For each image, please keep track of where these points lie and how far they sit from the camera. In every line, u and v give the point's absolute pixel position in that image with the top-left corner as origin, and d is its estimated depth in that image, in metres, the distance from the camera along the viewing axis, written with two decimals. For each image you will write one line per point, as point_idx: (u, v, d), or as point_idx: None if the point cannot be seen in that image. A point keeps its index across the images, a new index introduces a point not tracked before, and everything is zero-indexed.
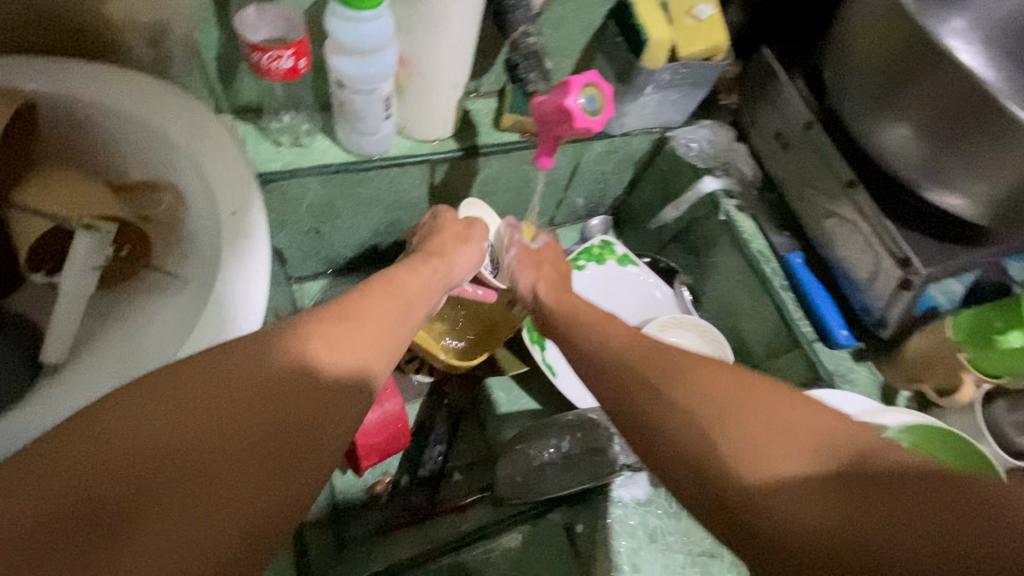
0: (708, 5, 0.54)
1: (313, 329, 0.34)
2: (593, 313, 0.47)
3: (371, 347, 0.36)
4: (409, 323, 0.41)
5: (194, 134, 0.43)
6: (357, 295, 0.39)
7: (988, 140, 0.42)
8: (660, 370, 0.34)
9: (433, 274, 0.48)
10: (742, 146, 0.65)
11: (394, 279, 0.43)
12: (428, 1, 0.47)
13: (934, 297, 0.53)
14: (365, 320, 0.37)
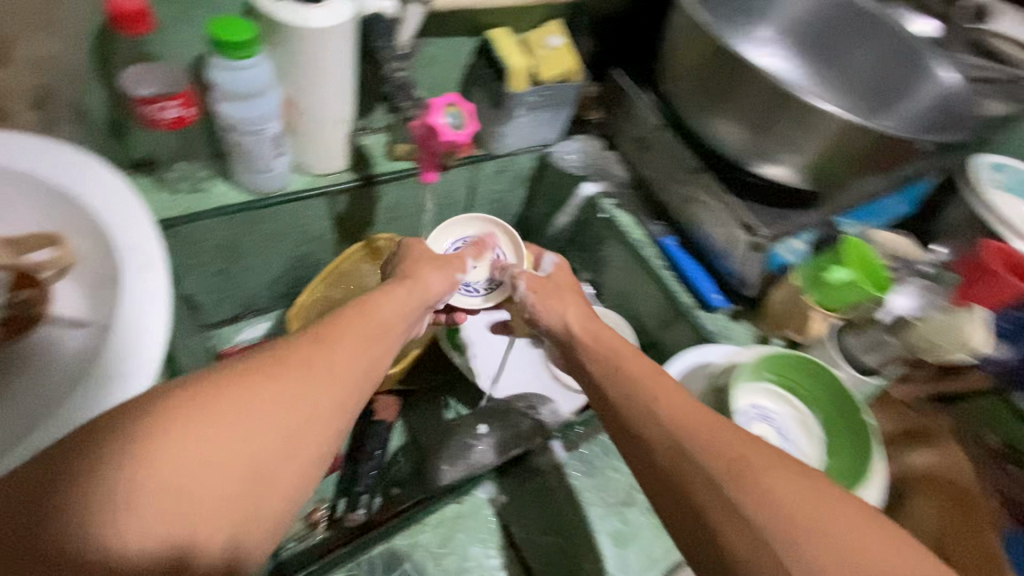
0: (557, 37, 0.71)
1: (303, 359, 0.37)
2: (637, 361, 0.46)
3: (357, 372, 0.39)
4: (387, 344, 0.44)
5: (90, 182, 0.46)
6: (343, 322, 0.41)
7: (790, 121, 0.61)
8: (705, 442, 0.37)
9: (412, 293, 0.51)
10: (612, 154, 0.83)
11: (379, 302, 0.46)
12: (302, 50, 0.52)
13: (783, 255, 0.70)
14: (341, 343, 0.40)
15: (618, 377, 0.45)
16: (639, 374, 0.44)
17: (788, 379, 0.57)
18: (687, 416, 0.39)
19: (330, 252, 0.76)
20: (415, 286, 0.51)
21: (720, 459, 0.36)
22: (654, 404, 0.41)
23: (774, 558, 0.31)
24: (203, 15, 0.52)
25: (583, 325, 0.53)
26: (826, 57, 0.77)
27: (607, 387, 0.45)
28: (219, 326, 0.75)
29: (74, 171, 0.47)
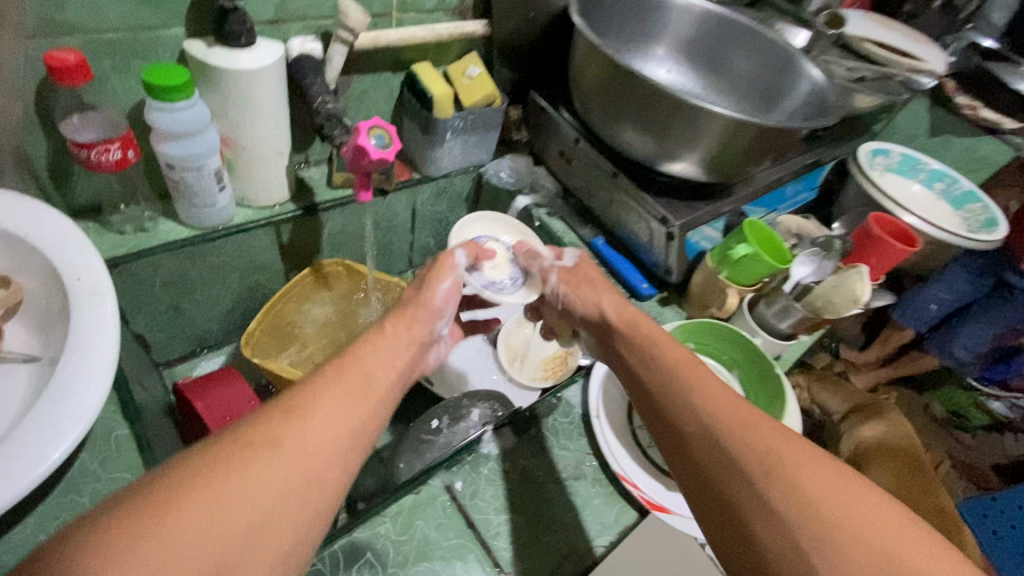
0: (475, 67, 0.77)
1: (281, 434, 0.37)
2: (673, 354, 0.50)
3: (339, 441, 0.39)
4: (373, 399, 0.43)
5: (35, 221, 0.49)
6: (317, 386, 0.41)
7: (685, 122, 0.69)
8: (739, 442, 0.41)
9: (404, 333, 0.50)
10: (541, 169, 0.91)
11: (367, 360, 0.46)
12: (235, 89, 0.57)
13: (698, 242, 0.78)
14: (322, 412, 0.39)
15: (656, 372, 0.48)
16: (678, 368, 0.48)
17: (706, 344, 0.63)
18: (732, 423, 0.42)
19: (280, 281, 0.80)
20: (406, 330, 0.51)
21: (752, 453, 0.40)
22: (694, 395, 0.45)
23: (800, 550, 0.36)
24: (140, 65, 0.56)
25: (620, 312, 0.56)
26: (714, 66, 0.89)
27: (646, 380, 0.49)
28: (172, 365, 0.77)
29: (17, 213, 0.49)
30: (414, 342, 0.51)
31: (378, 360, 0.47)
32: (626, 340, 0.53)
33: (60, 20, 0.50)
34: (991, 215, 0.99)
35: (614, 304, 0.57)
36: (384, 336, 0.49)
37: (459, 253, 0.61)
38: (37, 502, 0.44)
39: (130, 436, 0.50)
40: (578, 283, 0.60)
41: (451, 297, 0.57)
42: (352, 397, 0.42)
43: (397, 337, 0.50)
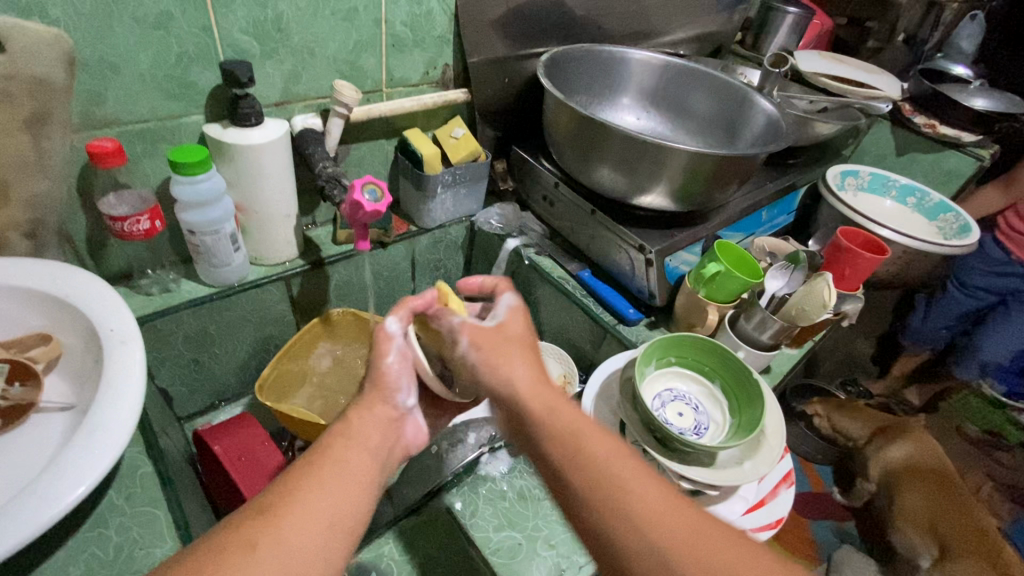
0: (460, 129, 0.86)
1: (256, 541, 0.36)
2: (574, 416, 0.45)
3: (322, 537, 0.38)
4: (361, 486, 0.42)
5: (74, 284, 0.56)
6: (303, 481, 0.41)
7: (650, 160, 0.76)
8: (654, 536, 0.38)
9: (381, 413, 0.49)
10: (528, 213, 0.98)
11: (344, 448, 0.45)
12: (248, 162, 0.66)
13: (679, 267, 0.83)
14: (301, 507, 0.39)
15: (579, 464, 0.42)
16: (607, 465, 0.41)
17: (687, 359, 0.67)
18: (654, 512, 0.39)
19: (290, 332, 0.88)
20: (377, 413, 0.49)
21: (670, 547, 0.38)
22: (623, 495, 0.40)
23: None
24: (166, 148, 0.65)
25: (532, 389, 0.47)
26: (678, 112, 0.98)
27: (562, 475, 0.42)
28: (193, 419, 0.83)
29: (60, 278, 0.56)
30: (387, 422, 0.49)
31: (364, 442, 0.46)
32: (536, 433, 0.45)
33: (99, 114, 0.59)
34: (965, 221, 1.02)
35: (523, 382, 0.48)
36: (366, 418, 0.48)
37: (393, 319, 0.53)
38: (68, 535, 0.48)
39: (152, 473, 0.54)
40: (491, 350, 0.50)
41: (405, 367, 0.52)
42: (327, 489, 0.41)
43: (373, 422, 0.48)
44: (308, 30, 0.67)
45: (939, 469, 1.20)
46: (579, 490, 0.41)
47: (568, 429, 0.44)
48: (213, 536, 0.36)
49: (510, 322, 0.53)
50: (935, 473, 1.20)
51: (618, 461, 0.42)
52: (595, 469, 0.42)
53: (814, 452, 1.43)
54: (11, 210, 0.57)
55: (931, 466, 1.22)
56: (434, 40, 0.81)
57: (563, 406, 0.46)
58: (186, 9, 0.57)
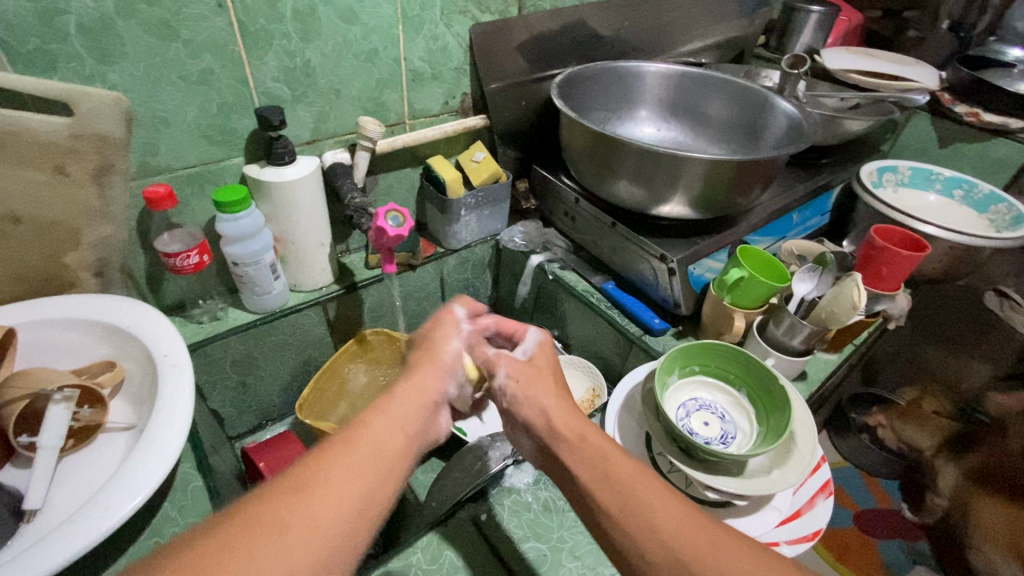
0: (480, 153, 0.90)
1: (290, 519, 0.36)
2: (598, 440, 0.48)
3: (354, 521, 0.38)
4: (394, 470, 0.43)
5: (133, 317, 0.62)
6: (337, 458, 0.41)
7: (666, 170, 0.76)
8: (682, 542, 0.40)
9: (422, 394, 0.50)
10: (551, 229, 1.00)
11: (380, 427, 0.45)
12: (284, 198, 0.72)
13: (703, 275, 0.82)
14: (336, 486, 0.39)
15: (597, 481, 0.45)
16: (627, 481, 0.44)
17: (713, 367, 0.67)
18: (678, 521, 0.41)
19: (328, 354, 0.93)
20: (422, 390, 0.51)
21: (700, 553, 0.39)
22: (646, 518, 0.41)
23: None
24: (211, 188, 0.72)
25: (564, 421, 0.50)
26: (697, 119, 0.99)
27: (593, 500, 0.44)
28: (242, 438, 0.91)
29: (121, 311, 0.62)
30: (429, 402, 0.50)
31: (403, 424, 0.46)
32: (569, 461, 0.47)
33: (154, 163, 0.66)
34: (1018, 212, 0.95)
35: (564, 412, 0.51)
36: (407, 400, 0.49)
37: (461, 308, 0.61)
38: (129, 543, 0.52)
39: (202, 487, 0.59)
40: (525, 383, 0.54)
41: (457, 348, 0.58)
42: (364, 466, 0.41)
43: (412, 402, 0.49)
44: (333, 72, 0.73)
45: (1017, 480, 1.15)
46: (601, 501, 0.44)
47: (601, 463, 0.46)
48: (245, 509, 0.36)
49: (540, 356, 0.58)
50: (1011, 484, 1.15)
51: (641, 482, 0.44)
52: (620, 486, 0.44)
53: (877, 464, 1.33)
54: (82, 252, 0.64)
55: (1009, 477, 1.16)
56: (451, 71, 0.85)
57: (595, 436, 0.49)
58: (224, 65, 0.64)
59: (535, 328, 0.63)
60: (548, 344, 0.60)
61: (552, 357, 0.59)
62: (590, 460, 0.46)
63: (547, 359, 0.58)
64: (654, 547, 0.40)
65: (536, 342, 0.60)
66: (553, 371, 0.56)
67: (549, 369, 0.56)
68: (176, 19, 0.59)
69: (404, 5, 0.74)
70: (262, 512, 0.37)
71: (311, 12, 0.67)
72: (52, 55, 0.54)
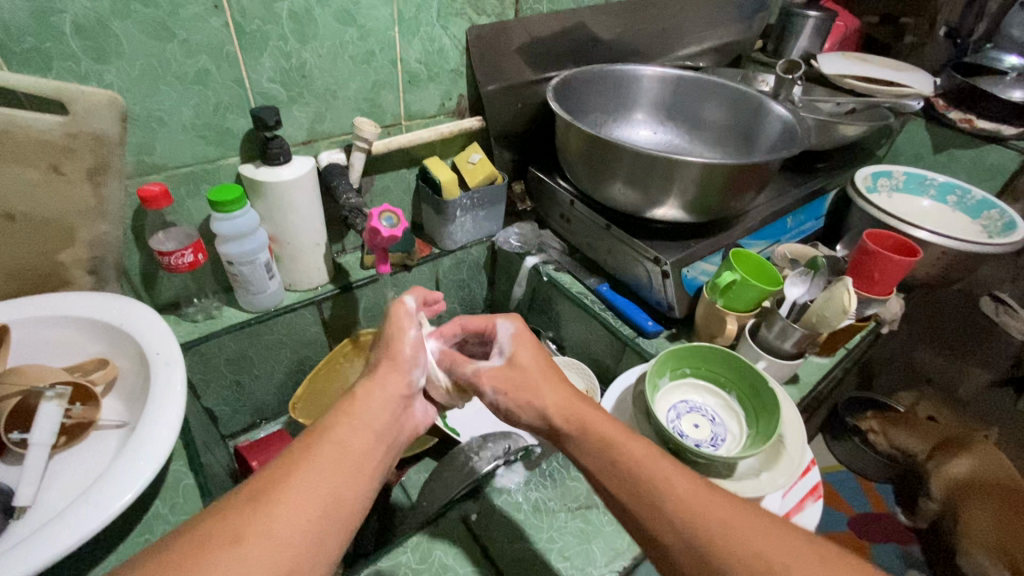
0: (476, 154, 0.90)
1: (248, 523, 0.37)
2: (607, 423, 0.49)
3: (318, 520, 0.39)
4: (359, 471, 0.44)
5: (120, 311, 0.62)
6: (298, 464, 0.42)
7: (660, 173, 0.76)
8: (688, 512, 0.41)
9: (386, 394, 0.51)
10: (547, 231, 1.00)
11: (344, 429, 0.46)
12: (279, 197, 0.72)
13: (697, 278, 0.83)
14: (298, 488, 0.40)
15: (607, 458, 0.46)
16: (636, 460, 0.45)
17: (705, 370, 0.67)
18: (684, 490, 0.42)
19: (323, 353, 0.93)
20: (387, 390, 0.52)
21: (708, 524, 0.40)
22: (656, 491, 0.43)
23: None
24: (207, 187, 0.72)
25: (563, 411, 0.51)
26: (693, 123, 0.99)
27: (604, 483, 0.45)
28: (236, 436, 0.91)
29: (109, 307, 0.63)
30: (394, 399, 0.51)
31: (369, 425, 0.47)
32: (578, 444, 0.49)
33: (150, 162, 0.66)
34: (1010, 218, 0.95)
35: (557, 398, 0.52)
36: (371, 402, 0.50)
37: (410, 298, 0.60)
38: (120, 540, 0.53)
39: (193, 485, 0.59)
40: (514, 389, 0.54)
41: (419, 346, 0.57)
42: (326, 470, 0.42)
43: (377, 402, 0.50)
44: (329, 74, 0.73)
45: (1008, 484, 1.12)
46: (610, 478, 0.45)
47: (609, 441, 0.47)
48: (204, 520, 0.37)
49: (521, 356, 0.57)
50: (1004, 488, 1.12)
51: (649, 461, 0.45)
52: (628, 464, 0.45)
53: (871, 468, 1.34)
54: (76, 250, 0.64)
55: (1000, 480, 1.13)
56: (448, 74, 0.85)
57: (596, 418, 0.50)
58: (221, 65, 0.64)
59: (507, 317, 0.62)
60: (526, 338, 0.59)
61: (534, 354, 0.58)
62: (598, 440, 0.48)
63: (531, 349, 0.58)
64: (665, 518, 0.41)
65: (511, 336, 0.59)
66: (544, 368, 0.56)
67: (532, 370, 0.55)
68: (172, 20, 0.59)
69: (401, 7, 0.74)
70: (219, 524, 0.37)
71: (307, 14, 0.67)
72: (48, 54, 0.55)
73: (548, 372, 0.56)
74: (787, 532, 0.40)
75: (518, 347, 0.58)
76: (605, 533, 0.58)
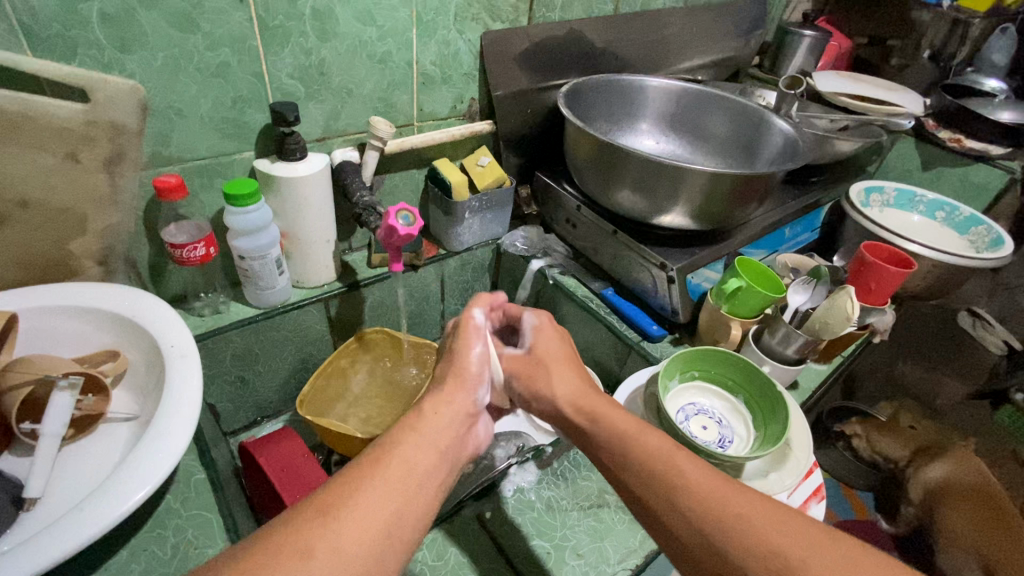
0: (485, 157, 0.91)
1: (314, 541, 0.37)
2: (624, 416, 0.51)
3: (379, 541, 0.39)
4: (427, 493, 0.44)
5: (126, 300, 0.62)
6: (364, 476, 0.42)
7: (668, 181, 0.78)
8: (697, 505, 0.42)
9: (451, 412, 0.51)
10: (552, 235, 1.02)
11: (410, 446, 0.46)
12: (293, 194, 0.72)
13: (700, 284, 0.85)
14: (364, 506, 0.40)
15: (623, 450, 0.48)
16: (650, 455, 0.46)
17: (712, 373, 0.69)
18: (699, 481, 0.43)
19: (327, 352, 0.93)
20: (452, 408, 0.52)
21: (723, 518, 0.41)
22: (671, 481, 0.44)
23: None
24: (220, 181, 0.72)
25: (583, 403, 0.53)
26: (697, 134, 1.02)
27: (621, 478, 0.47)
28: (237, 434, 0.90)
29: (115, 297, 0.62)
30: (460, 418, 0.52)
31: (435, 437, 0.48)
32: (595, 434, 0.51)
33: (165, 153, 0.66)
34: (996, 234, 1.00)
35: (570, 388, 0.55)
36: (438, 416, 0.50)
37: (479, 312, 0.61)
38: (132, 534, 0.52)
39: (205, 479, 0.59)
40: (529, 373, 0.58)
41: (484, 361, 0.57)
42: (395, 485, 0.42)
43: (444, 421, 0.50)
44: (347, 72, 0.74)
45: (985, 489, 1.18)
46: (632, 470, 0.46)
47: (627, 431, 0.49)
48: (276, 531, 0.37)
49: (544, 345, 0.60)
50: (986, 496, 1.17)
51: (664, 455, 0.46)
52: (643, 457, 0.46)
53: (854, 475, 1.33)
54: (87, 240, 0.64)
55: (975, 486, 1.19)
56: (461, 77, 0.86)
57: (614, 412, 0.52)
58: (241, 59, 0.64)
59: (532, 311, 0.64)
60: (550, 331, 0.62)
61: (556, 345, 0.61)
62: (615, 433, 0.49)
63: (552, 338, 0.61)
64: (678, 510, 0.43)
65: (534, 328, 0.62)
66: (562, 359, 0.59)
67: (553, 359, 0.58)
68: (197, 12, 0.59)
69: (420, 9, 0.75)
70: (288, 535, 0.37)
71: (329, 12, 0.67)
72: (72, 41, 0.54)
73: (570, 359, 0.59)
74: (815, 534, 0.40)
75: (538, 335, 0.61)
76: (616, 531, 0.59)
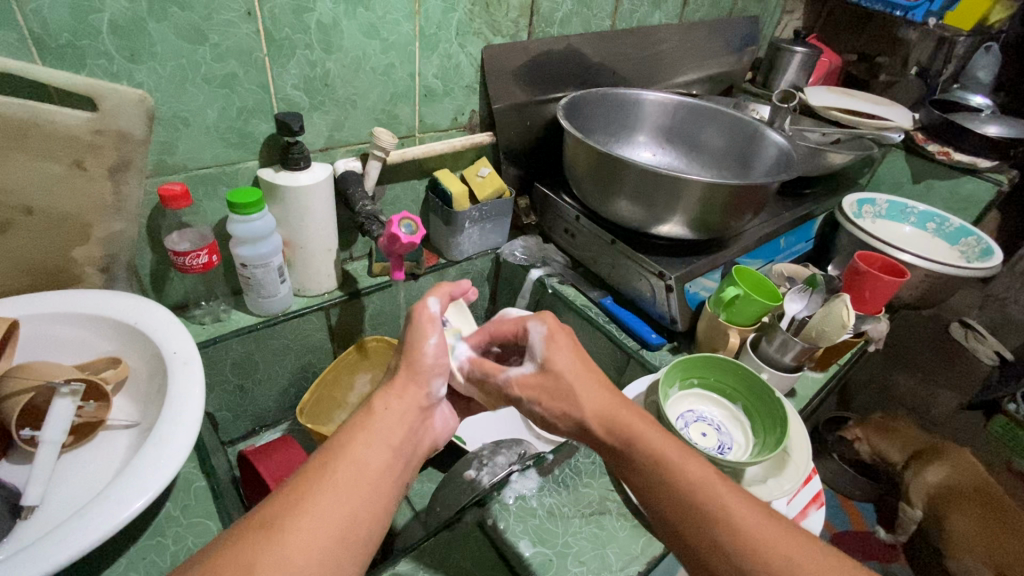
0: (485, 168, 0.92)
1: (256, 558, 0.37)
2: (662, 438, 0.48)
3: (332, 548, 0.39)
4: (382, 499, 0.44)
5: (126, 305, 0.62)
6: (307, 490, 0.42)
7: (666, 191, 0.79)
8: (734, 536, 0.41)
9: (404, 405, 0.52)
10: (551, 245, 1.03)
11: (361, 447, 0.46)
12: (295, 202, 0.73)
13: (698, 293, 0.86)
14: (310, 514, 0.40)
15: (660, 468, 0.46)
16: (692, 482, 0.44)
17: (710, 381, 0.70)
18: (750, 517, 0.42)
19: (326, 361, 0.94)
20: (405, 400, 0.52)
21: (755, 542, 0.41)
22: (714, 504, 0.43)
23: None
24: (223, 190, 0.73)
25: (610, 420, 0.50)
26: (692, 146, 1.03)
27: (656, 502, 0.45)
28: (236, 443, 0.90)
29: (117, 304, 0.62)
30: (412, 410, 0.52)
31: (388, 432, 0.48)
32: (627, 458, 0.48)
33: (170, 162, 0.66)
34: (987, 245, 1.03)
35: (600, 407, 0.51)
36: (394, 415, 0.50)
37: (433, 302, 0.59)
38: (130, 543, 0.52)
39: (205, 487, 0.58)
40: (549, 396, 0.53)
41: (442, 353, 0.56)
42: (343, 492, 0.42)
43: (396, 414, 0.50)
44: (352, 84, 0.75)
45: (981, 486, 1.16)
46: (672, 497, 0.44)
47: (663, 453, 0.46)
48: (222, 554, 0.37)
49: (557, 359, 0.54)
50: (979, 494, 1.15)
51: (708, 485, 0.44)
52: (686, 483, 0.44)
53: (852, 487, 1.34)
54: (90, 247, 0.64)
55: (972, 484, 1.17)
56: (462, 89, 0.88)
57: (646, 428, 0.49)
58: (248, 70, 0.66)
59: (538, 317, 0.58)
60: (559, 336, 0.56)
61: (570, 356, 0.55)
62: (646, 457, 0.47)
63: (567, 348, 0.55)
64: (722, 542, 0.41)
65: (542, 339, 0.56)
66: (582, 372, 0.53)
67: (572, 375, 0.53)
68: (206, 24, 0.60)
69: (423, 23, 0.76)
70: (233, 553, 0.37)
71: (334, 25, 0.69)
72: (82, 51, 0.55)
73: (585, 372, 0.54)
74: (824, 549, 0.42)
75: (534, 359, 0.56)
76: (618, 537, 0.59)
